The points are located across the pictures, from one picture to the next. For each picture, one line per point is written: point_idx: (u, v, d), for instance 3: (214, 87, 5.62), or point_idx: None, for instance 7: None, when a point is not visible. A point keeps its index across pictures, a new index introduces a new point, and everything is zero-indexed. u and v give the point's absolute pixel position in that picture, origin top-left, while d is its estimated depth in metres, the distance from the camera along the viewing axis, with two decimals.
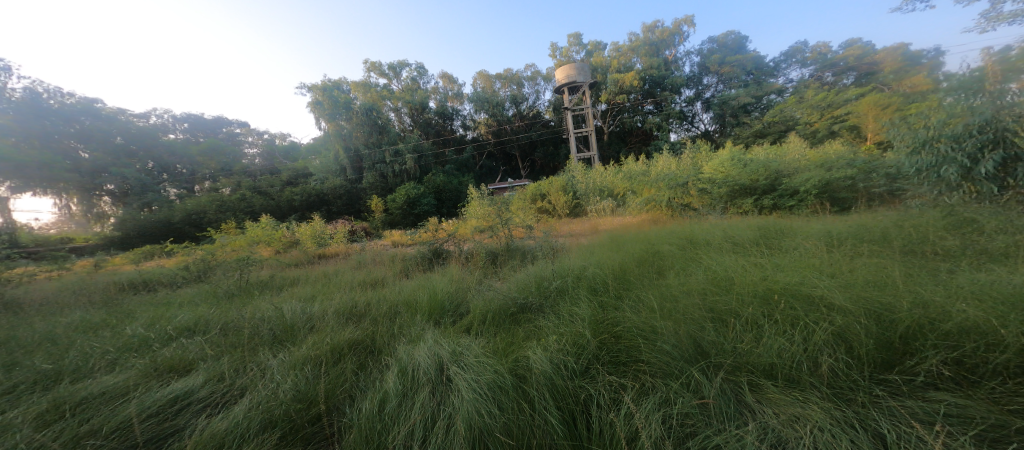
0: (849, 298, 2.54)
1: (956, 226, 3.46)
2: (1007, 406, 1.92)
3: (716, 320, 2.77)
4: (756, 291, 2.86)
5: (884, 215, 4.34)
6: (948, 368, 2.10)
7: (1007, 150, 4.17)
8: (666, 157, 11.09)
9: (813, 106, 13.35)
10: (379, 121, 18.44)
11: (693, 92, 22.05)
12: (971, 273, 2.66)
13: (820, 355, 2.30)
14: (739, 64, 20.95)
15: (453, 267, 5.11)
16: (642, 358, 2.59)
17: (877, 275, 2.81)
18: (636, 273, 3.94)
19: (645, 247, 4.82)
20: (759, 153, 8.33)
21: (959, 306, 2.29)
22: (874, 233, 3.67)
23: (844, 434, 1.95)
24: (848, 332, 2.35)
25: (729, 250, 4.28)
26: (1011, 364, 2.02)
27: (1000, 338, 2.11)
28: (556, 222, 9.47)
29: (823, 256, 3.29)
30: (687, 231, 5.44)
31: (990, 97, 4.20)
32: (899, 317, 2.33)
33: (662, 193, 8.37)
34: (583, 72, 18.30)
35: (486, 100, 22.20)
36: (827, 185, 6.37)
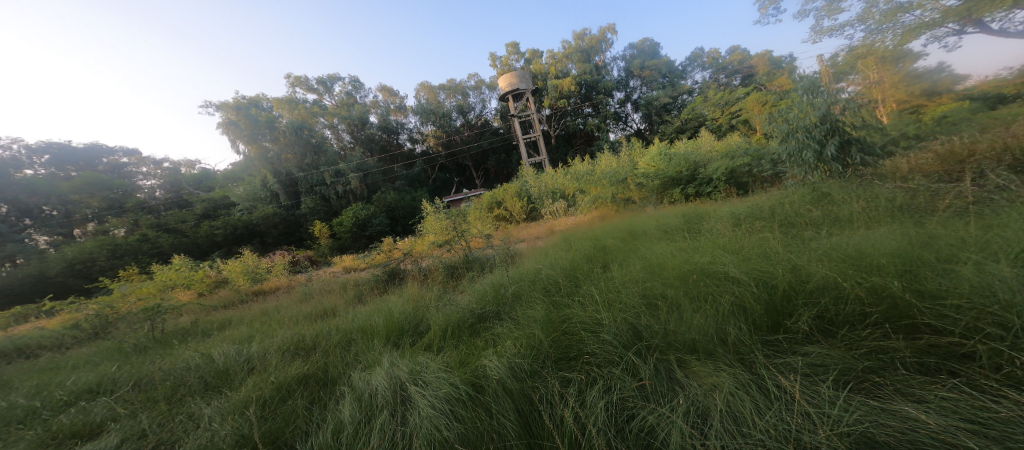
0: (745, 271, 2.97)
1: (820, 202, 4.14)
2: (855, 350, 2.24)
3: (649, 304, 3.08)
4: (678, 276, 3.25)
5: (772, 194, 4.97)
6: (814, 322, 2.45)
7: (841, 136, 5.12)
8: (607, 155, 11.79)
9: (715, 104, 15.85)
10: (313, 140, 18.20)
11: (623, 94, 23.37)
12: (828, 238, 3.17)
13: (728, 326, 2.62)
14: (656, 68, 22.73)
15: (413, 285, 5.10)
16: (587, 351, 2.78)
17: (762, 247, 3.29)
18: (584, 269, 4.22)
19: (592, 244, 5.16)
20: (679, 147, 9.21)
21: (815, 266, 2.70)
22: (764, 211, 4.25)
23: (748, 394, 2.21)
24: (744, 302, 2.73)
25: (663, 238, 4.70)
26: (855, 313, 2.38)
27: (843, 288, 2.50)
28: (513, 228, 9.72)
29: (729, 235, 3.76)
30: (626, 225, 5.86)
31: (827, 95, 5.14)
32: (778, 282, 2.73)
33: (607, 190, 8.81)
34: (525, 79, 18.75)
35: (431, 111, 21.96)
36: (732, 173, 7.29)
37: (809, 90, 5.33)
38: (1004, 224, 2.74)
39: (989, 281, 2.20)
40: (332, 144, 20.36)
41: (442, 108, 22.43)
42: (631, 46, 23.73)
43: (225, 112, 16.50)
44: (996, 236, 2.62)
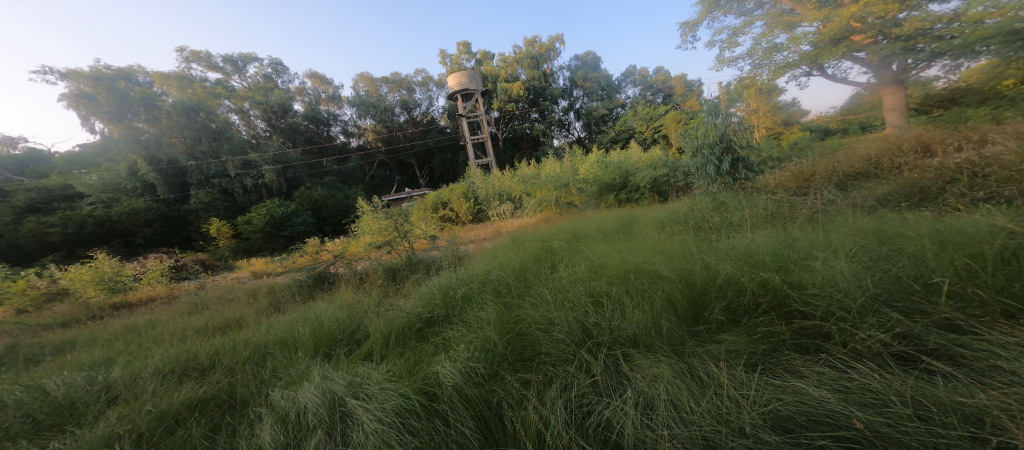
0: (671, 269, 3.30)
1: (718, 209, 4.63)
2: (753, 335, 2.57)
3: (595, 302, 3.28)
4: (618, 274, 3.50)
5: (686, 202, 5.55)
6: (723, 313, 2.79)
7: (732, 154, 5.93)
8: (551, 159, 12.19)
9: (642, 118, 16.89)
10: (209, 124, 15.54)
11: (567, 103, 24.17)
12: (728, 239, 3.65)
13: (662, 319, 2.86)
14: (597, 81, 23.76)
15: (347, 290, 5.00)
16: (542, 351, 2.89)
17: (680, 247, 3.72)
18: (533, 270, 4.40)
19: (538, 245, 5.39)
20: (615, 156, 9.79)
21: (721, 266, 3.10)
22: (681, 216, 4.74)
23: (684, 381, 2.38)
24: (673, 297, 3.01)
25: (603, 239, 5.02)
26: (757, 303, 2.74)
27: (738, 282, 2.91)
28: (459, 230, 9.77)
29: (657, 236, 4.14)
30: (569, 227, 6.18)
31: (721, 118, 5.94)
32: (696, 278, 3.09)
33: (551, 194, 9.18)
34: (475, 80, 18.83)
35: (371, 105, 21.41)
36: (655, 182, 7.87)
37: (712, 113, 6.11)
38: (831, 227, 3.42)
39: (835, 275, 2.63)
40: (239, 130, 17.63)
41: (383, 102, 21.88)
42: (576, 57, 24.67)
43: (74, 82, 13.21)
44: (832, 234, 3.27)
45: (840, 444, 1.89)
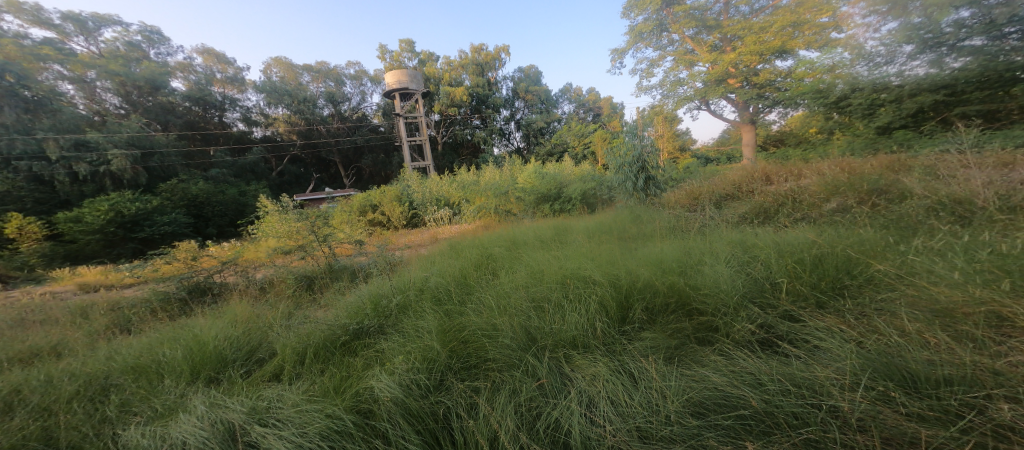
0: (603, 274, 3.60)
1: (635, 222, 5.21)
2: (669, 331, 2.91)
3: (536, 307, 3.46)
4: (556, 279, 3.74)
5: (611, 214, 5.99)
6: (645, 313, 3.11)
7: (646, 172, 6.57)
8: (491, 168, 12.44)
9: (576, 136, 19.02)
10: (20, 89, 11.18)
11: (508, 113, 24.84)
12: (646, 247, 4.06)
13: (596, 320, 3.09)
14: (539, 94, 24.67)
15: (242, 302, 4.58)
16: (488, 357, 2.99)
17: (608, 253, 4.10)
18: (474, 277, 4.52)
19: (479, 251, 5.50)
20: (551, 168, 10.44)
21: (641, 272, 3.46)
22: (607, 227, 5.12)
23: (617, 378, 2.57)
24: (603, 300, 3.27)
25: (541, 247, 5.28)
26: (673, 303, 3.12)
27: (654, 285, 3.29)
28: (391, 235, 9.65)
29: (588, 244, 4.48)
30: (508, 234, 6.39)
31: (638, 138, 6.64)
32: (623, 282, 3.40)
33: (490, 201, 9.45)
34: (415, 79, 18.63)
35: (287, 93, 19.82)
36: (585, 195, 8.51)
37: (632, 131, 6.75)
38: (709, 239, 4.02)
39: (719, 278, 3.15)
40: (77, 104, 13.23)
41: (303, 92, 20.48)
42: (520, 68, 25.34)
43: None
44: (714, 243, 3.89)
45: (742, 422, 2.14)
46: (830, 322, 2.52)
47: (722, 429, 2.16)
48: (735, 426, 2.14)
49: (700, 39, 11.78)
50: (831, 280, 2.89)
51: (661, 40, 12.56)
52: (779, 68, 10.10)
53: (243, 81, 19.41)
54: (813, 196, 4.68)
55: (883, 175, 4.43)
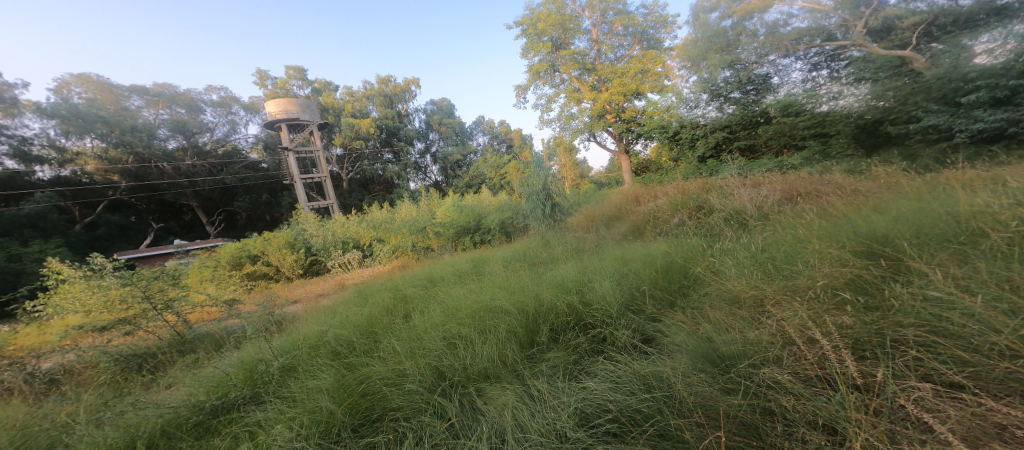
0: (513, 303, 3.74)
1: (545, 246, 5.58)
2: (571, 349, 3.12)
3: (448, 343, 3.49)
4: (469, 314, 3.81)
5: (526, 240, 6.35)
6: (550, 336, 3.29)
7: (552, 200, 7.21)
8: (407, 204, 12.45)
9: (491, 167, 20.88)
10: None
11: (422, 145, 25.76)
12: (552, 270, 4.36)
13: (505, 347, 3.21)
14: (451, 127, 26.58)
15: (12, 404, 3.54)
16: (392, 406, 2.92)
17: (517, 280, 4.32)
18: (383, 322, 4.38)
19: (396, 292, 5.43)
20: (469, 199, 10.80)
21: (546, 296, 3.68)
22: (524, 254, 5.35)
23: (521, 402, 2.68)
24: (512, 326, 3.41)
25: (457, 282, 5.33)
26: (574, 320, 3.38)
27: (554, 307, 3.52)
28: (278, 288, 9.02)
29: (503, 274, 4.63)
30: (427, 271, 6.38)
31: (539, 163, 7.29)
32: (530, 307, 3.57)
33: (406, 239, 9.46)
34: (307, 110, 18.38)
35: (101, 121, 15.80)
36: (503, 224, 8.98)
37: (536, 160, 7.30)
38: (601, 256, 4.48)
39: (607, 292, 3.49)
40: None
41: (135, 120, 16.88)
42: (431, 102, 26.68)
43: None
44: (604, 260, 4.33)
45: (613, 425, 2.39)
46: (678, 319, 3.05)
47: (601, 434, 2.38)
48: (614, 430, 2.38)
49: (582, 79, 14.33)
50: (677, 285, 3.52)
51: (555, 79, 14.94)
52: (638, 107, 13.05)
53: (14, 101, 13.36)
54: (663, 213, 5.67)
55: (700, 194, 5.64)
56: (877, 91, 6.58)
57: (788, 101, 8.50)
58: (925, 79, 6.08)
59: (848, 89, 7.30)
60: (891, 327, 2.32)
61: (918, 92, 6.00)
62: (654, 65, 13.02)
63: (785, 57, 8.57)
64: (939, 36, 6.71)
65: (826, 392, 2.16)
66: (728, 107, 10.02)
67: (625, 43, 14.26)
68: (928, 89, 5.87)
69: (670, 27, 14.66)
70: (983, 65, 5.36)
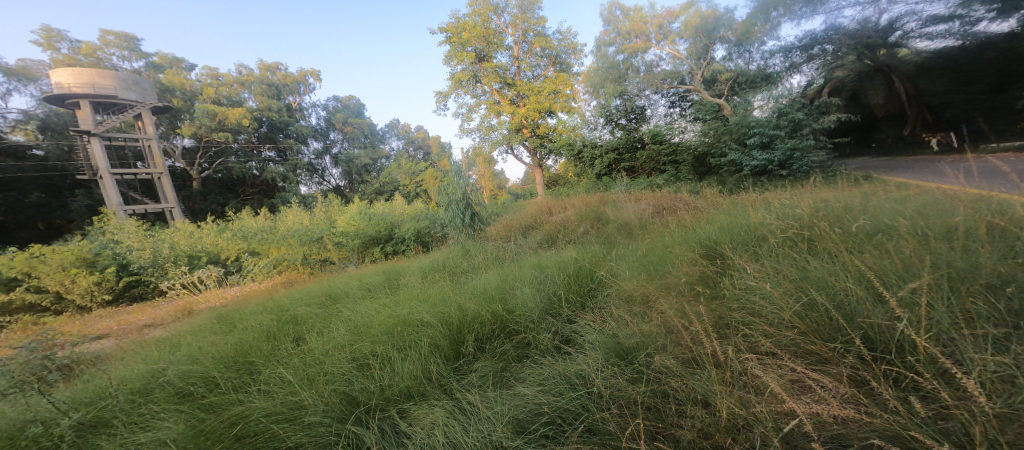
0: (434, 315, 3.67)
1: (466, 255, 5.56)
2: (498, 357, 3.21)
3: (359, 365, 3.29)
4: (385, 330, 3.62)
5: (441, 252, 6.21)
6: (474, 347, 3.33)
7: (471, 210, 7.17)
8: (297, 212, 11.53)
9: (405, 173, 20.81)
10: None
11: (322, 145, 24.66)
12: (474, 279, 4.39)
13: (430, 362, 3.16)
14: (359, 127, 26.89)
15: None
16: (290, 444, 2.64)
17: (437, 291, 4.25)
18: (266, 348, 3.91)
19: (287, 313, 4.82)
20: (378, 207, 10.71)
21: (470, 305, 3.70)
22: (442, 264, 5.28)
23: (450, 418, 2.66)
24: (436, 339, 3.36)
25: (365, 297, 4.97)
26: (499, 329, 3.47)
27: (478, 317, 3.56)
28: (78, 321, 7.16)
29: (423, 286, 4.48)
30: (325, 287, 5.80)
31: (460, 175, 7.14)
32: (454, 318, 3.55)
33: (294, 251, 8.43)
34: (134, 88, 15.57)
35: None
36: (418, 234, 8.87)
37: (456, 169, 7.23)
38: (515, 265, 4.63)
39: (530, 300, 3.68)
40: None
41: None
42: (338, 100, 27.64)
43: None
44: (523, 268, 4.51)
45: (548, 427, 2.56)
46: (590, 319, 3.35)
47: (534, 438, 2.53)
48: (549, 433, 2.54)
49: (503, 93, 14.71)
50: (586, 288, 3.86)
51: (477, 89, 15.11)
52: (551, 123, 14.11)
53: None
54: (571, 223, 6.29)
55: (598, 208, 6.66)
56: (705, 130, 9.35)
57: (656, 131, 11.23)
58: (730, 124, 8.78)
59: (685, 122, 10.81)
60: (733, 317, 3.01)
61: (725, 132, 8.68)
62: (564, 88, 14.26)
63: (655, 91, 14.06)
64: (738, 89, 13.25)
65: (698, 370, 2.66)
66: (617, 132, 12.78)
67: (542, 63, 15.18)
68: (731, 130, 8.53)
69: (579, 54, 16.11)
70: (757, 118, 7.91)
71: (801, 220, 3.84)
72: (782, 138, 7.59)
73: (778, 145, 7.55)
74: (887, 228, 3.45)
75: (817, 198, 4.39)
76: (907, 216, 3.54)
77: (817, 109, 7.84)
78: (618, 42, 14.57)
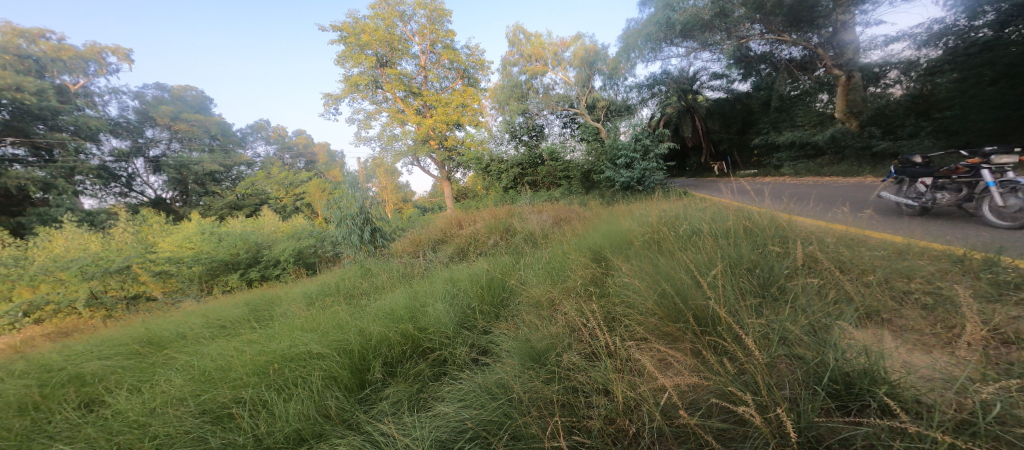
0: (325, 345, 3.42)
1: (366, 273, 6.04)
2: (411, 380, 3.17)
3: (218, 418, 2.85)
4: (256, 370, 3.23)
5: (336, 272, 6.70)
6: (381, 374, 3.19)
7: (371, 224, 7.62)
8: (88, 237, 9.53)
9: (280, 184, 22.91)
10: None
11: (133, 144, 19.71)
12: (378, 303, 4.40)
13: (325, 399, 2.91)
14: (197, 125, 22.10)
15: None
16: None
17: (334, 322, 4.09)
18: (41, 416, 3.08)
19: (63, 372, 3.56)
20: (237, 226, 11.38)
21: (376, 329, 3.59)
22: (331, 286, 5.65)
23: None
24: (333, 371, 3.15)
25: (218, 335, 4.48)
26: (404, 353, 3.42)
27: (381, 340, 3.46)
28: None
29: (313, 319, 4.34)
30: (142, 332, 4.63)
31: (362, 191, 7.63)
32: (354, 346, 3.37)
33: (81, 287, 8.47)
34: None
35: None
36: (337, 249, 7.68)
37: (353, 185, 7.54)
38: (421, 287, 4.64)
39: (441, 317, 3.76)
40: None
41: None
42: (166, 88, 22.06)
43: None
44: (433, 284, 4.72)
45: (476, 443, 2.57)
46: (504, 328, 3.59)
47: None
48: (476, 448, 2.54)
49: (407, 101, 17.99)
50: (499, 297, 4.17)
51: (377, 95, 18.04)
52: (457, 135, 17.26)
53: None
54: (482, 234, 6.60)
55: (500, 220, 7.12)
56: (591, 150, 10.68)
57: (552, 148, 11.95)
58: (605, 146, 10.48)
59: (575, 145, 11.59)
60: (617, 310, 3.56)
61: (604, 155, 10.31)
62: (472, 102, 17.68)
63: (551, 112, 16.22)
64: (612, 116, 16.19)
65: (597, 362, 3.01)
66: (520, 148, 12.88)
67: (450, 75, 18.90)
68: (608, 153, 10.19)
69: (484, 70, 19.96)
70: (622, 141, 9.90)
71: (655, 226, 4.79)
72: (638, 160, 9.63)
73: (636, 166, 9.55)
74: (697, 231, 4.47)
75: (660, 209, 5.47)
76: (705, 222, 4.68)
77: (656, 137, 9.91)
78: (520, 63, 16.70)
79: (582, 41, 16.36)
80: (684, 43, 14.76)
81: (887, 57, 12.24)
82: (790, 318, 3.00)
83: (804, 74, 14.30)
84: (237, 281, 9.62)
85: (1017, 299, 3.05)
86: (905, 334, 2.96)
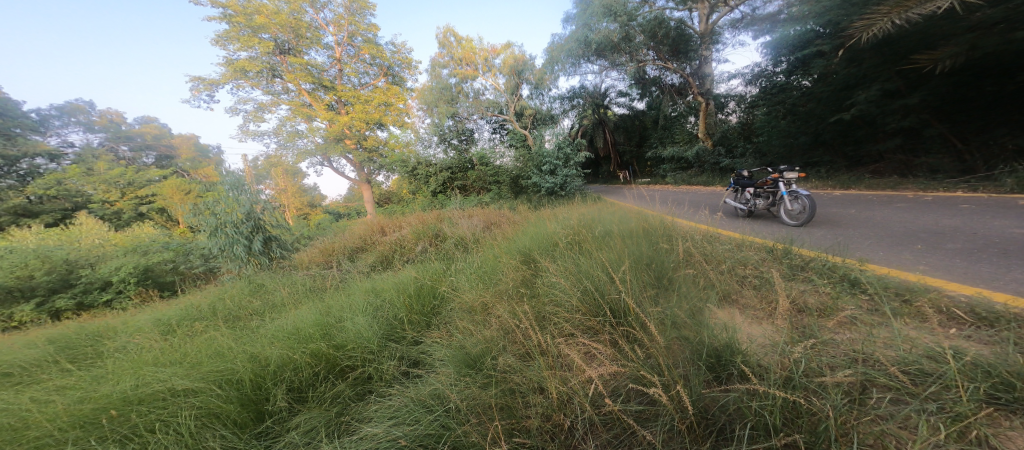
0: (195, 379, 3.07)
1: (258, 290, 5.48)
2: (324, 403, 3.01)
3: None
4: (80, 421, 2.78)
5: (208, 292, 5.83)
6: (285, 400, 2.98)
7: (264, 233, 6.59)
8: None
9: (107, 183, 18.84)
10: None
11: None
12: (270, 325, 4.13)
13: (205, 441, 2.69)
14: None
15: None
16: None
17: (208, 349, 3.66)
18: None
19: None
20: (48, 240, 8.78)
21: (270, 351, 3.31)
22: (198, 310, 4.93)
23: None
24: (209, 406, 2.87)
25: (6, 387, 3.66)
26: (310, 375, 3.19)
27: (272, 364, 3.21)
28: None
29: (181, 348, 3.80)
30: None
31: (250, 193, 6.55)
32: (243, 375, 3.09)
33: None
34: None
35: None
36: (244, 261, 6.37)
37: (236, 187, 6.40)
38: (331, 305, 4.35)
39: (360, 330, 3.62)
40: None
41: None
42: None
43: None
44: (351, 297, 4.53)
45: None
46: (435, 337, 3.60)
47: None
48: None
49: (317, 95, 16.16)
50: (429, 306, 4.16)
51: (274, 84, 15.76)
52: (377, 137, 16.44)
53: None
54: (408, 241, 6.34)
55: (424, 225, 6.89)
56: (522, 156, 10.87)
57: (481, 154, 11.90)
58: (532, 152, 10.79)
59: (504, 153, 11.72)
60: (547, 309, 3.67)
61: (534, 162, 10.50)
62: (396, 101, 17.07)
63: (480, 117, 16.22)
64: (536, 124, 16.64)
65: (531, 362, 3.04)
66: (449, 153, 12.47)
67: (372, 71, 17.92)
68: (539, 161, 10.39)
69: (410, 69, 19.31)
70: (547, 149, 10.34)
71: (578, 228, 5.16)
72: (561, 167, 10.19)
73: (558, 172, 10.10)
74: (609, 234, 4.94)
75: (581, 213, 5.86)
76: (616, 225, 5.16)
77: (570, 147, 10.49)
78: (450, 66, 16.20)
79: (511, 50, 16.49)
80: (597, 61, 16.15)
81: (729, 90, 15.72)
82: (677, 305, 3.38)
83: (682, 97, 17.86)
84: (31, 314, 7.03)
85: (805, 277, 4.00)
86: (749, 311, 3.63)
